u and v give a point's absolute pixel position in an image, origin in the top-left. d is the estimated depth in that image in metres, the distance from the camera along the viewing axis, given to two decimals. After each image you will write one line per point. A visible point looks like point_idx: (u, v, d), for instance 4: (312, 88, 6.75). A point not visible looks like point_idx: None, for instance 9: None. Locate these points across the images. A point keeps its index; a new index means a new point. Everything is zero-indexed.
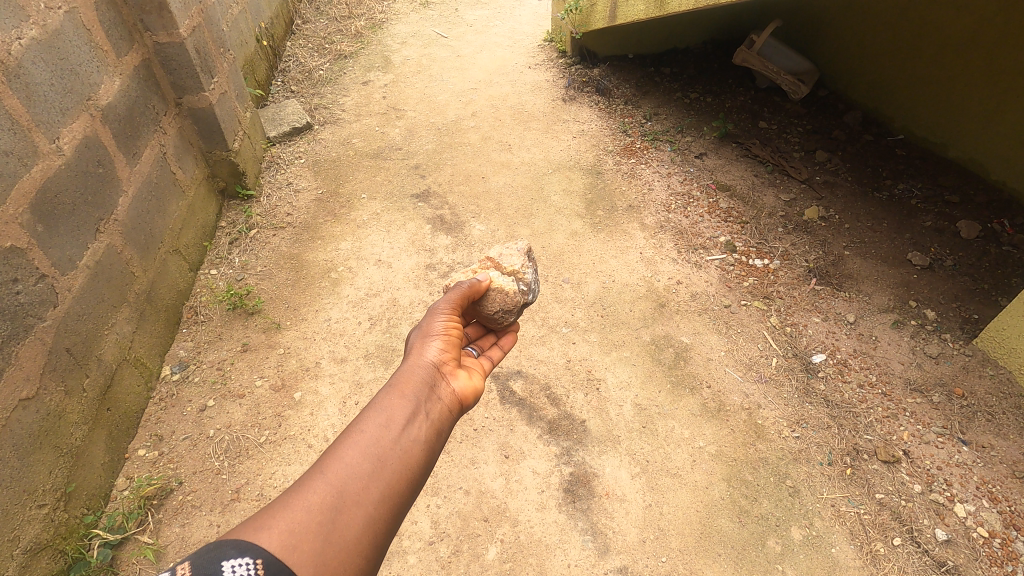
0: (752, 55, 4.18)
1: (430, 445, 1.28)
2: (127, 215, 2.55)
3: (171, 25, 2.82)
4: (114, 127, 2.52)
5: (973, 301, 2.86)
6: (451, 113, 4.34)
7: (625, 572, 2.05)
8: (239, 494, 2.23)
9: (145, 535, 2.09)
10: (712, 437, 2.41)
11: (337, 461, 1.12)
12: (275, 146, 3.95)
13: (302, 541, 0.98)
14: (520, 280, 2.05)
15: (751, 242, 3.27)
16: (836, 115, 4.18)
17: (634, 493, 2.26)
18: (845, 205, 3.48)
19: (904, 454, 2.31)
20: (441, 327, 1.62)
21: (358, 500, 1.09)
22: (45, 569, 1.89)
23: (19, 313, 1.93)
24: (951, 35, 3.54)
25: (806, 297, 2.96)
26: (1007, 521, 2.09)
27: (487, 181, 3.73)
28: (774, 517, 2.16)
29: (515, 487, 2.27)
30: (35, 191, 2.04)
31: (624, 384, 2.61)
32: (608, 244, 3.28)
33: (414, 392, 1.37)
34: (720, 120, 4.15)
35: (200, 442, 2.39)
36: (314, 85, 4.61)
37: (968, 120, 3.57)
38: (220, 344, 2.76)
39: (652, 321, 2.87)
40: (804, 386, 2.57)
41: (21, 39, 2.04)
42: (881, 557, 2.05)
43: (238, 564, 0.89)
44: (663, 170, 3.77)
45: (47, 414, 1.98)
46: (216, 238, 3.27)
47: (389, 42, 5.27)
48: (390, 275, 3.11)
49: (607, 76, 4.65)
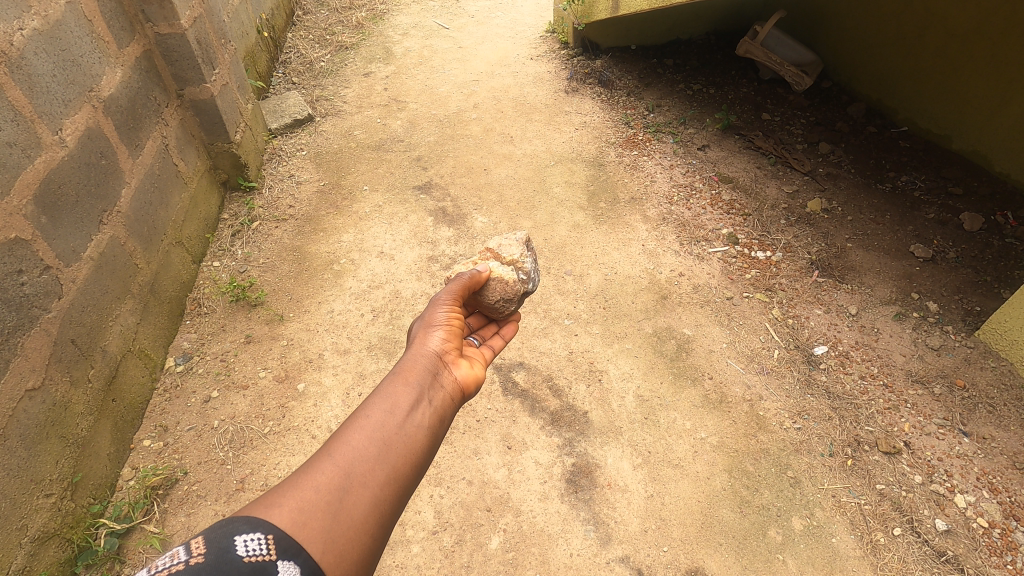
0: (755, 46, 4.18)
1: (434, 430, 1.29)
2: (129, 206, 2.55)
3: (171, 16, 2.81)
4: (117, 119, 2.52)
5: (975, 294, 2.86)
6: (453, 105, 4.32)
7: (627, 561, 2.07)
8: (244, 484, 2.25)
9: (152, 524, 2.12)
10: (715, 428, 2.42)
11: (343, 444, 1.13)
12: (277, 139, 3.94)
13: (311, 518, 0.99)
14: (519, 269, 2.06)
15: (753, 234, 3.27)
16: (839, 107, 4.16)
17: (635, 483, 2.27)
18: (847, 197, 3.48)
19: (905, 445, 2.32)
20: (444, 316, 1.61)
21: (364, 481, 1.10)
22: (53, 557, 1.91)
23: (25, 303, 1.94)
24: (957, 27, 3.51)
25: (808, 289, 2.96)
26: (1007, 512, 2.10)
27: (488, 173, 3.73)
28: (775, 508, 2.18)
29: (517, 478, 2.29)
30: (40, 182, 2.04)
31: (627, 376, 2.61)
32: (611, 236, 3.27)
33: (417, 380, 1.37)
34: (723, 112, 4.13)
35: (205, 433, 2.40)
36: (315, 77, 4.60)
37: (973, 113, 3.55)
38: (223, 336, 2.77)
39: (655, 313, 2.87)
40: (806, 378, 2.57)
41: (22, 31, 2.02)
42: (880, 547, 2.07)
43: (250, 539, 0.89)
44: (666, 162, 3.76)
45: (52, 405, 2.00)
46: (218, 229, 3.27)
47: (389, 33, 5.24)
48: (392, 267, 3.11)
49: (609, 67, 4.62)
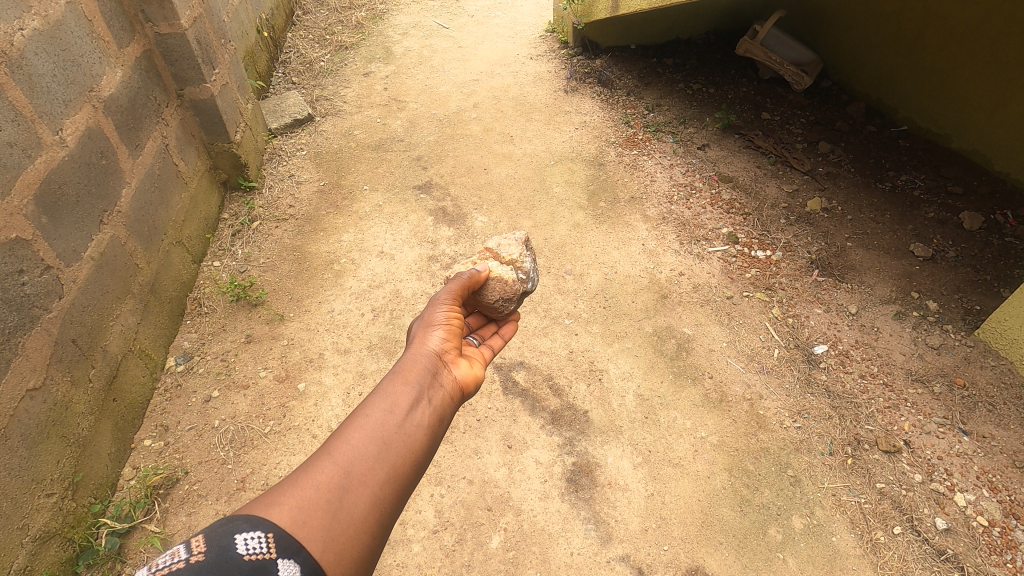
0: (755, 45, 4.16)
1: (434, 429, 1.29)
2: (129, 206, 2.55)
3: (171, 16, 2.81)
4: (117, 119, 2.52)
5: (975, 293, 2.86)
6: (453, 105, 4.32)
7: (627, 560, 2.07)
8: (245, 484, 2.26)
9: (153, 524, 2.12)
10: (715, 427, 2.42)
11: (343, 443, 1.14)
12: (277, 138, 3.94)
13: (311, 517, 1.00)
14: (519, 269, 2.06)
15: (753, 233, 3.27)
16: (839, 106, 4.16)
17: (635, 482, 2.27)
18: (847, 196, 3.48)
19: (905, 444, 2.32)
20: (443, 316, 1.61)
21: (364, 480, 1.10)
22: (54, 557, 1.91)
23: (26, 303, 1.94)
24: (957, 26, 3.51)
25: (808, 288, 2.96)
26: (1007, 510, 2.11)
27: (488, 172, 3.73)
28: (775, 506, 2.18)
29: (517, 477, 2.29)
30: (40, 182, 2.05)
31: (627, 375, 2.62)
32: (611, 235, 3.27)
33: (417, 379, 1.37)
34: (723, 111, 4.13)
35: (205, 433, 2.40)
36: (315, 76, 4.60)
37: (972, 113, 3.56)
38: (223, 336, 2.77)
39: (655, 313, 2.87)
40: (806, 376, 2.58)
41: (22, 31, 2.02)
42: (881, 546, 2.07)
43: (250, 538, 0.90)
44: (666, 162, 3.76)
45: (53, 404, 2.00)
46: (218, 229, 3.27)
47: (389, 33, 5.24)
48: (392, 267, 3.12)
49: (609, 66, 4.62)
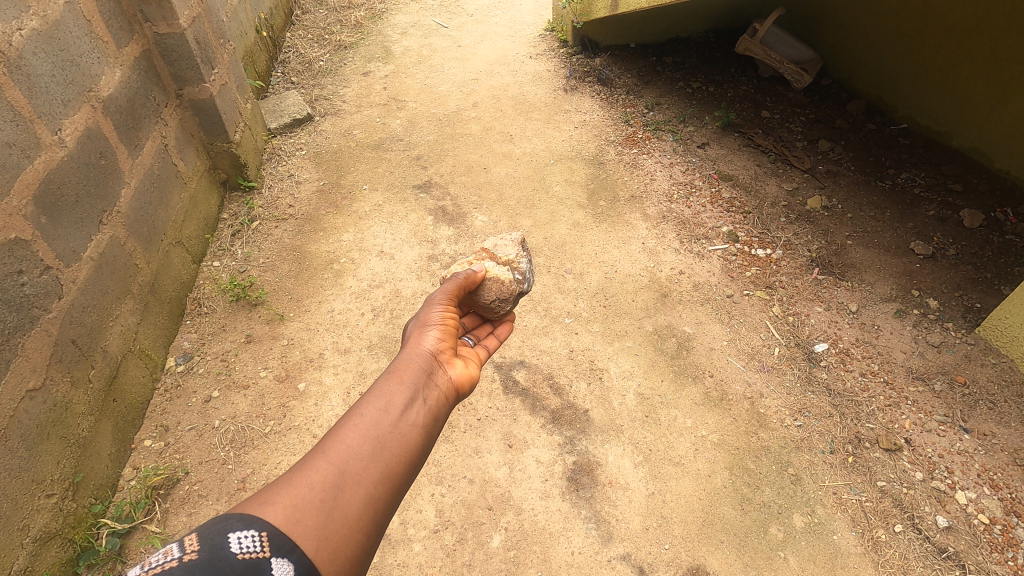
0: (754, 44, 4.13)
1: (428, 429, 1.29)
2: (129, 206, 2.54)
3: (170, 16, 2.81)
4: (116, 119, 2.52)
5: (975, 291, 2.86)
6: (453, 104, 4.32)
7: (628, 559, 2.07)
8: (245, 484, 2.25)
9: (153, 524, 2.12)
10: (715, 425, 2.42)
11: (338, 442, 1.13)
12: (276, 138, 3.94)
13: (305, 515, 0.99)
14: (515, 269, 2.06)
15: (753, 231, 3.27)
16: (839, 104, 4.16)
17: (636, 481, 2.27)
18: (847, 194, 3.48)
19: (906, 442, 2.32)
20: (438, 316, 1.61)
21: (358, 479, 1.10)
22: (55, 558, 1.91)
23: (25, 304, 1.94)
24: (957, 24, 3.51)
25: (808, 286, 2.96)
26: (1008, 508, 2.10)
27: (487, 172, 3.72)
28: (776, 505, 2.18)
29: (518, 476, 2.29)
30: (39, 182, 2.04)
31: (627, 374, 2.61)
32: (611, 235, 3.27)
33: (412, 379, 1.37)
34: (723, 110, 4.13)
35: (206, 433, 2.40)
36: (314, 76, 4.59)
37: (972, 111, 3.55)
38: (223, 335, 2.77)
39: (655, 312, 2.87)
40: (806, 374, 2.58)
41: (21, 31, 2.02)
42: (881, 544, 2.07)
43: (244, 536, 0.90)
44: (665, 160, 3.75)
45: (53, 405, 2.00)
46: (218, 229, 3.27)
47: (389, 33, 5.23)
48: (392, 266, 3.11)
49: (608, 65, 4.61)
